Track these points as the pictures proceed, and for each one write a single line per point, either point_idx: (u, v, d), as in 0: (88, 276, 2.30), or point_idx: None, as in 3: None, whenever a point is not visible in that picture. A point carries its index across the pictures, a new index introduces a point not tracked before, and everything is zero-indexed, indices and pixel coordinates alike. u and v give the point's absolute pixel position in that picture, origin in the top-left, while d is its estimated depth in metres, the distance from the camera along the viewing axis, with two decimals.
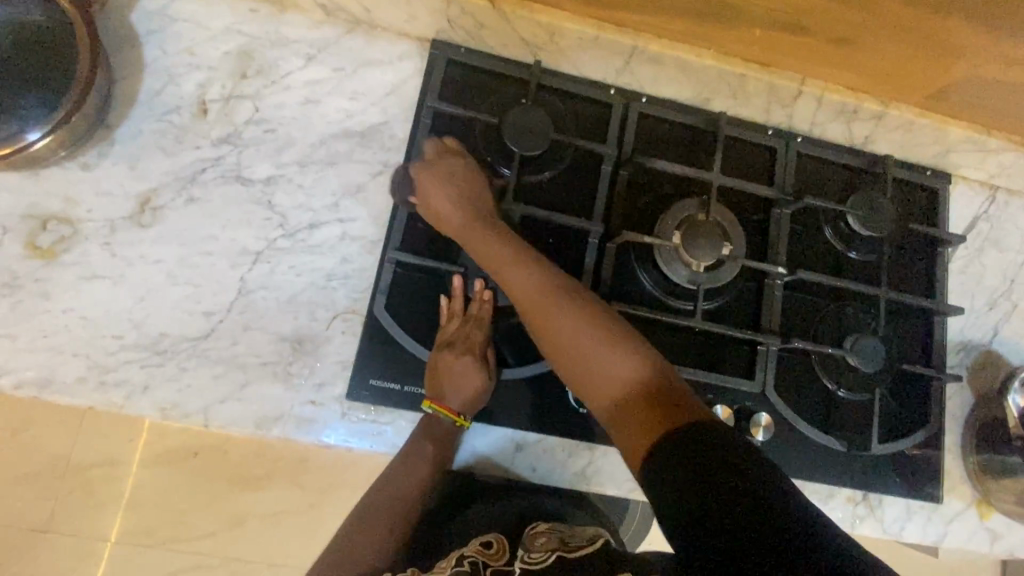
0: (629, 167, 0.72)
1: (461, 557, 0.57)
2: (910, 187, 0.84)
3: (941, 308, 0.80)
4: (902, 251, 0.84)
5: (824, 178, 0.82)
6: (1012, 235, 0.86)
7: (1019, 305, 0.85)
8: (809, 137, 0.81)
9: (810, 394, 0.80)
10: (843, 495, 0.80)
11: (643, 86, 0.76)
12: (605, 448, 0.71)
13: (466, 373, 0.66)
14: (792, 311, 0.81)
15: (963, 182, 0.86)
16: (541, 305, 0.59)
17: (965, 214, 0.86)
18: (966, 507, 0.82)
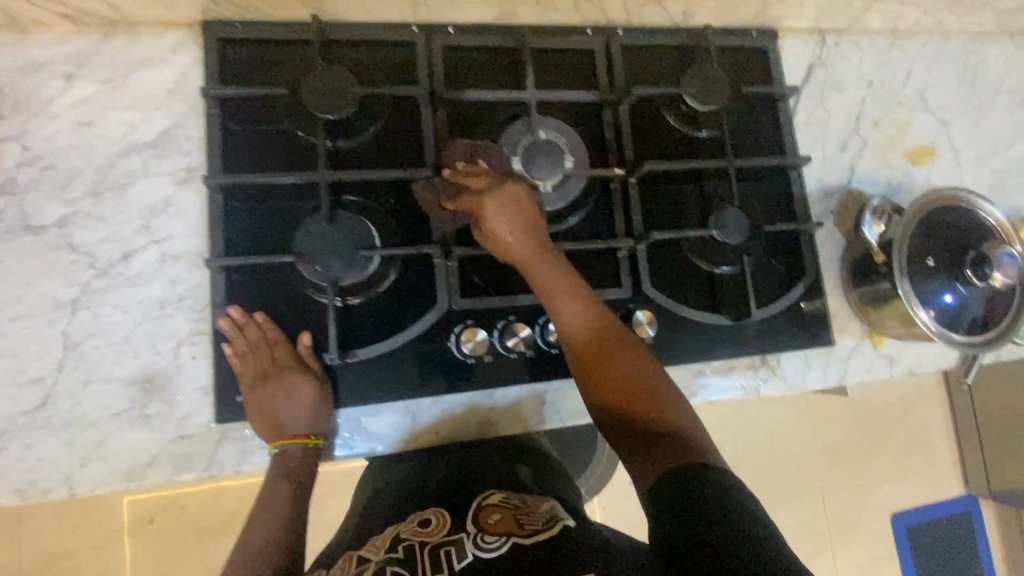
0: (443, 104, 0.68)
1: (397, 540, 0.58)
2: (736, 53, 0.84)
3: (793, 160, 0.81)
4: (744, 118, 0.85)
5: (652, 66, 0.81)
6: (847, 73, 0.86)
7: (868, 139, 0.86)
8: (628, 29, 0.79)
9: (690, 280, 0.82)
10: (743, 364, 0.83)
11: (445, 17, 0.71)
12: (502, 389, 0.70)
13: (289, 405, 0.63)
14: (654, 204, 0.81)
15: (790, 35, 0.86)
16: (555, 300, 0.64)
17: (800, 65, 0.86)
18: (858, 342, 0.86)
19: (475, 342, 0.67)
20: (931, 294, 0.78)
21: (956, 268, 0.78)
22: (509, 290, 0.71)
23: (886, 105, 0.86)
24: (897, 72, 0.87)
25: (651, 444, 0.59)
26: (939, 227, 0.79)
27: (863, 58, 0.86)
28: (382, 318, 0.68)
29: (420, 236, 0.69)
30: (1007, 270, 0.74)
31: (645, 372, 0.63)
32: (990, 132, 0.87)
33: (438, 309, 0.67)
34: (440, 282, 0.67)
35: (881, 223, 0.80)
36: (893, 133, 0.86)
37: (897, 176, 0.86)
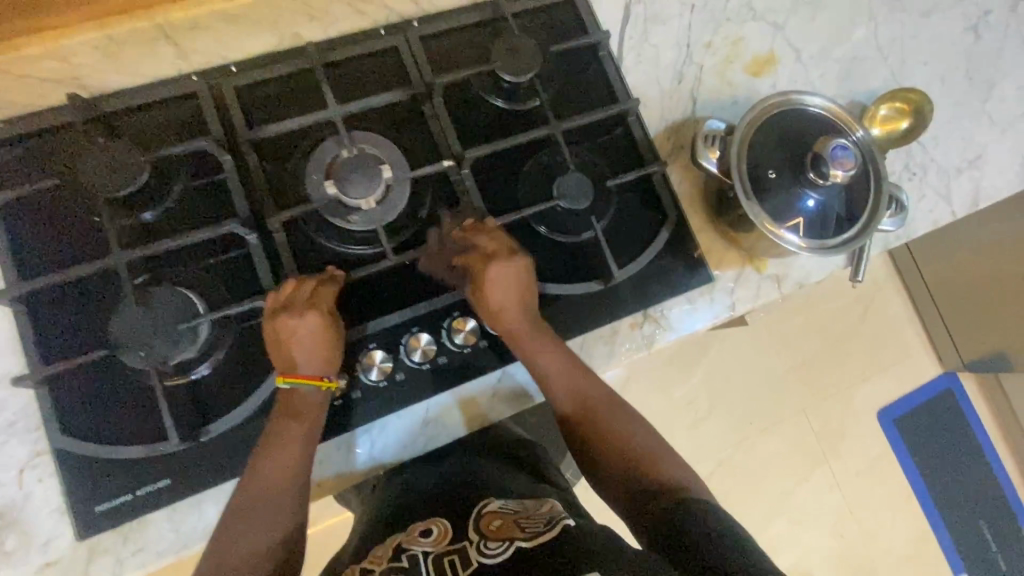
0: (244, 147, 0.66)
1: (400, 549, 0.63)
2: (545, 12, 0.80)
3: (623, 105, 0.75)
4: (572, 75, 0.79)
5: (459, 49, 0.76)
6: (666, 4, 0.86)
7: (703, 64, 0.85)
8: (424, 19, 0.75)
9: (549, 255, 0.75)
10: (626, 325, 0.76)
11: (224, 57, 0.70)
12: (379, 422, 0.69)
13: (314, 341, 0.62)
14: (490, 186, 0.74)
15: None
16: (561, 381, 0.69)
17: (616, 8, 0.84)
18: (741, 270, 0.79)
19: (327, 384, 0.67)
20: (785, 208, 0.70)
21: (798, 174, 0.70)
22: (354, 318, 0.69)
23: (713, 24, 0.86)
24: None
25: (638, 498, 0.65)
26: (777, 134, 0.71)
27: None
28: (235, 386, 0.65)
29: (253, 286, 0.66)
30: (846, 163, 0.68)
31: (637, 436, 0.70)
32: (818, 27, 0.90)
33: None
34: None
35: (716, 149, 0.71)
36: (729, 49, 0.86)
37: (742, 91, 0.85)
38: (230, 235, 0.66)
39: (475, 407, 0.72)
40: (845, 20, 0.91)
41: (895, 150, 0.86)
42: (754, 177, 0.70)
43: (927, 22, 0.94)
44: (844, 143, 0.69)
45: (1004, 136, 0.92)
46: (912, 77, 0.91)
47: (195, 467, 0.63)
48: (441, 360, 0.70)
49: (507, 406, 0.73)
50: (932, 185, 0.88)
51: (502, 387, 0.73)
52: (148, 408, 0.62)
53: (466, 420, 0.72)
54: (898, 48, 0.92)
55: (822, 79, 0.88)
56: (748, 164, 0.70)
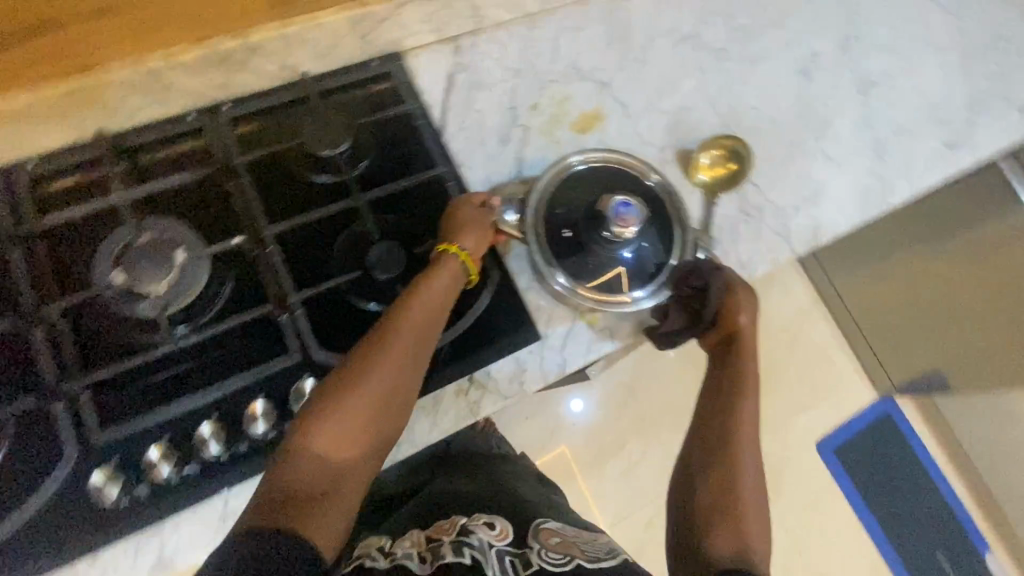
0: (31, 237, 0.67)
1: (465, 529, 0.69)
2: (362, 87, 0.82)
3: (428, 174, 0.78)
4: (388, 145, 0.80)
5: (270, 128, 0.77)
6: (491, 70, 0.89)
7: (530, 124, 0.87)
8: (235, 101, 0.77)
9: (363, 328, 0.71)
10: (451, 392, 0.73)
11: (23, 154, 0.71)
12: (169, 521, 0.63)
13: (470, 220, 0.73)
14: (299, 260, 0.73)
15: (420, 52, 0.86)
16: (746, 397, 0.74)
17: (438, 78, 0.86)
18: (572, 323, 0.78)
19: (106, 495, 0.61)
20: (586, 266, 0.75)
21: (597, 233, 0.74)
22: (147, 409, 0.65)
23: (540, 85, 0.89)
24: (542, 51, 0.91)
25: (700, 512, 0.68)
26: (569, 193, 0.78)
27: (504, 52, 0.90)
28: (5, 497, 0.61)
29: (33, 382, 0.64)
30: (629, 222, 0.72)
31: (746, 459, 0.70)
32: (646, 80, 0.92)
33: (65, 462, 0.61)
34: (59, 430, 0.62)
35: (514, 211, 0.77)
36: (555, 107, 0.88)
37: (568, 147, 0.87)
38: (9, 334, 0.65)
39: None
40: (672, 70, 0.94)
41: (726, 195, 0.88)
42: (553, 239, 0.76)
43: (756, 68, 0.97)
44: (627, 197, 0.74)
45: (841, 170, 0.94)
46: (743, 121, 0.93)
47: None
48: (241, 449, 0.64)
49: None
50: (770, 223, 0.88)
51: None
52: None
53: None
54: (727, 94, 0.94)
55: (651, 129, 0.90)
56: (545, 224, 0.77)
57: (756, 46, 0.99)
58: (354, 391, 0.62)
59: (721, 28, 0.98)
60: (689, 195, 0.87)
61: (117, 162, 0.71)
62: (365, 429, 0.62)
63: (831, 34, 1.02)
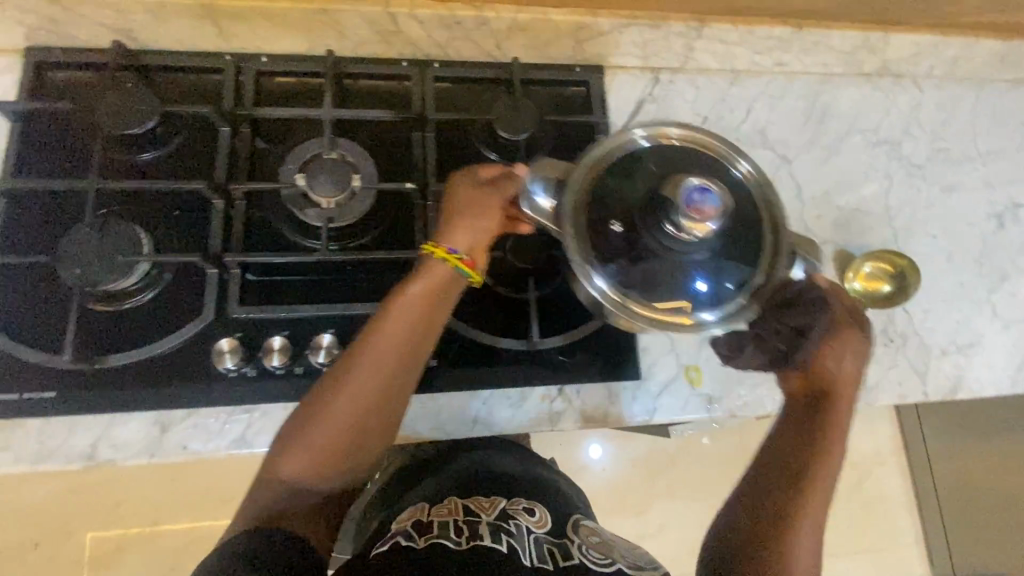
0: (242, 121, 0.74)
1: (507, 513, 0.65)
2: (558, 86, 0.85)
3: None
4: (561, 148, 0.83)
5: (466, 97, 0.82)
6: (679, 109, 0.89)
7: None
8: (446, 62, 0.81)
9: (479, 301, 0.76)
10: (537, 395, 0.74)
11: (257, 47, 0.78)
12: (260, 410, 0.67)
13: (472, 203, 0.66)
14: None
15: (620, 71, 0.87)
16: (818, 461, 0.66)
17: (628, 101, 0.87)
18: (675, 377, 0.77)
19: (222, 364, 0.66)
20: (647, 278, 0.60)
21: (658, 232, 0.58)
22: (281, 301, 0.71)
23: None
24: (735, 109, 0.91)
25: (745, 556, 0.63)
26: (632, 170, 0.62)
27: (698, 97, 0.90)
28: (144, 331, 0.68)
29: (202, 244, 0.71)
30: (709, 213, 0.55)
31: (808, 531, 0.64)
32: (826, 171, 0.90)
33: (201, 319, 0.67)
34: (208, 292, 0.68)
35: (548, 195, 0.62)
36: None
37: None
38: (198, 195, 0.72)
39: None
40: (858, 171, 0.91)
41: (878, 310, 0.83)
42: (614, 234, 0.60)
43: (946, 197, 0.92)
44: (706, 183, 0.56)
45: (1005, 332, 0.87)
46: (912, 243, 0.89)
47: (83, 387, 0.65)
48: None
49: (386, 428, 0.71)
50: (908, 356, 0.83)
51: None
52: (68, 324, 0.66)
53: None
54: (906, 213, 0.90)
55: (816, 219, 0.87)
56: (589, 214, 0.61)
57: (954, 175, 0.94)
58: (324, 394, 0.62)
59: (923, 144, 0.94)
60: None
61: (331, 78, 0.76)
62: (326, 452, 0.61)
63: None
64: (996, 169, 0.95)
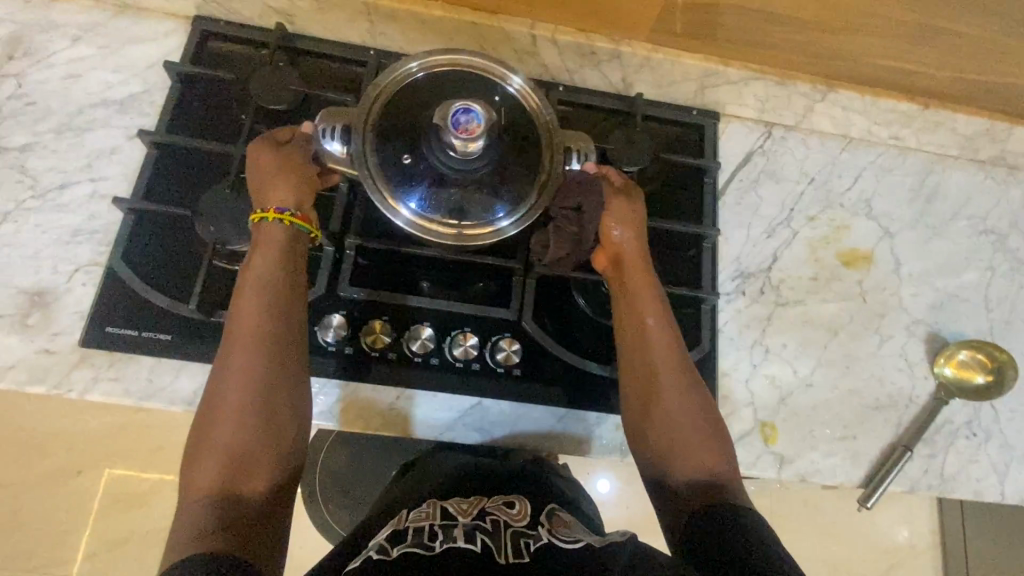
0: None
1: (486, 512, 0.63)
2: (673, 126, 0.88)
3: (696, 228, 0.81)
4: (667, 187, 0.85)
5: (586, 123, 0.85)
6: (787, 166, 0.90)
7: (798, 231, 0.87)
8: (571, 87, 0.85)
9: (569, 322, 0.78)
10: (612, 423, 0.75)
11: (401, 47, 0.82)
12: (353, 385, 0.72)
13: (268, 173, 0.67)
14: None
15: (734, 121, 0.90)
16: (636, 359, 0.68)
17: (739, 151, 0.89)
18: (749, 431, 0.77)
19: (330, 336, 0.71)
20: (443, 199, 0.66)
21: (433, 151, 0.65)
22: (387, 288, 0.74)
23: (825, 203, 0.89)
24: (843, 175, 0.91)
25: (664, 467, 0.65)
26: (436, 90, 0.69)
27: (807, 157, 0.91)
28: None
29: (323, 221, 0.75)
30: (475, 129, 0.63)
31: (692, 429, 0.66)
32: (928, 251, 0.89)
33: (313, 292, 0.71)
34: (322, 268, 0.72)
35: (339, 140, 0.66)
36: (830, 230, 0.88)
37: (824, 271, 0.86)
38: None
39: (439, 417, 0.73)
40: (960, 256, 0.90)
41: (962, 401, 0.82)
42: (393, 169, 0.66)
43: None
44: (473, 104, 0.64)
45: None
46: (1008, 339, 0.87)
47: (197, 336, 0.69)
48: (433, 361, 0.73)
49: (462, 428, 0.73)
50: (990, 454, 0.81)
51: (474, 415, 0.73)
52: (194, 275, 0.71)
53: (424, 423, 0.73)
54: (1006, 307, 0.88)
55: (911, 297, 0.86)
56: (383, 137, 0.66)
57: None
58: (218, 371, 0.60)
59: None
60: (921, 379, 0.82)
61: None
62: (215, 457, 0.56)
63: None
64: None
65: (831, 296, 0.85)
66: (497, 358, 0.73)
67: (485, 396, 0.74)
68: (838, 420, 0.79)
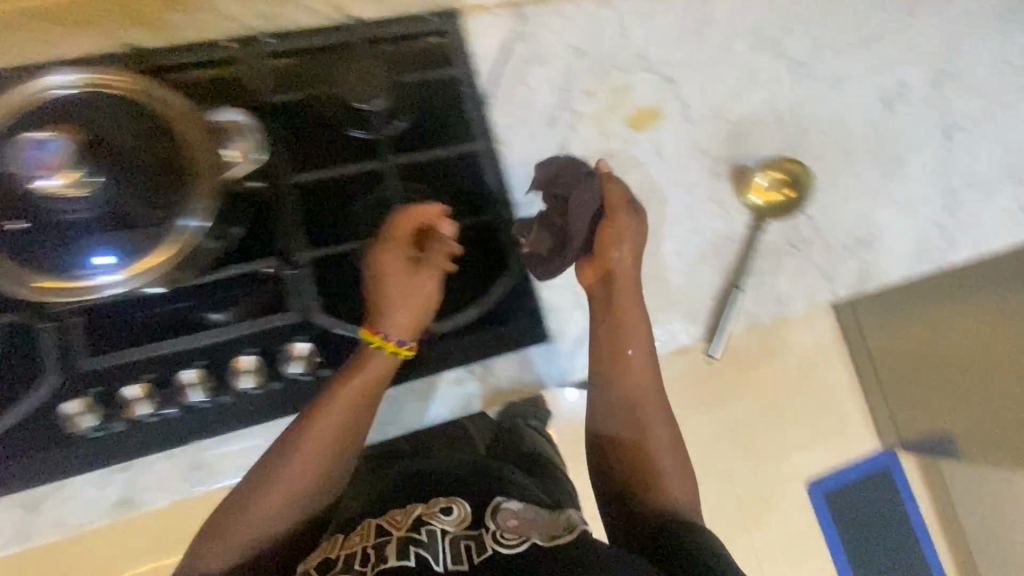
0: None
1: (418, 520, 0.55)
2: (409, 39, 0.76)
3: (464, 150, 0.75)
4: (425, 110, 0.75)
5: (305, 68, 0.72)
6: (550, 45, 0.83)
7: (580, 111, 0.82)
8: (273, 35, 0.72)
9: (366, 296, 0.69)
10: (448, 378, 0.75)
11: (51, 57, 0.67)
12: (148, 458, 0.66)
13: None
14: (316, 216, 0.70)
15: (477, 12, 0.80)
16: (636, 369, 0.69)
17: (493, 45, 0.80)
18: (585, 331, 0.77)
19: (88, 423, 0.62)
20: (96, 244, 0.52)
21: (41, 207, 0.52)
22: (135, 343, 0.63)
23: (600, 71, 0.84)
24: (610, 34, 0.85)
25: (625, 471, 0.65)
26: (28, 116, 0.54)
27: (569, 28, 0.83)
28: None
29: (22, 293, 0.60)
30: (52, 163, 0.50)
31: (675, 464, 0.65)
32: (712, 85, 0.86)
33: (46, 382, 0.59)
34: (43, 350, 0.60)
35: None
36: (612, 98, 0.83)
37: (616, 144, 0.82)
38: None
39: (256, 451, 0.68)
40: (744, 79, 0.88)
41: (776, 223, 0.84)
42: None
43: (836, 91, 0.90)
44: (48, 135, 0.51)
45: (905, 216, 0.88)
46: (806, 146, 0.87)
47: None
48: (226, 399, 0.66)
49: None
50: (813, 262, 0.84)
51: None
52: None
53: (243, 460, 0.68)
54: (797, 114, 0.88)
55: (707, 139, 0.85)
56: None
57: (840, 66, 0.91)
58: (272, 460, 0.59)
59: (806, 39, 0.90)
60: (735, 218, 0.83)
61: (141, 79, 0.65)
62: (242, 534, 0.56)
63: (927, 67, 0.93)
64: (879, 52, 0.92)
65: (629, 168, 0.82)
66: (295, 371, 0.66)
67: (299, 409, 0.68)
68: (667, 287, 0.80)
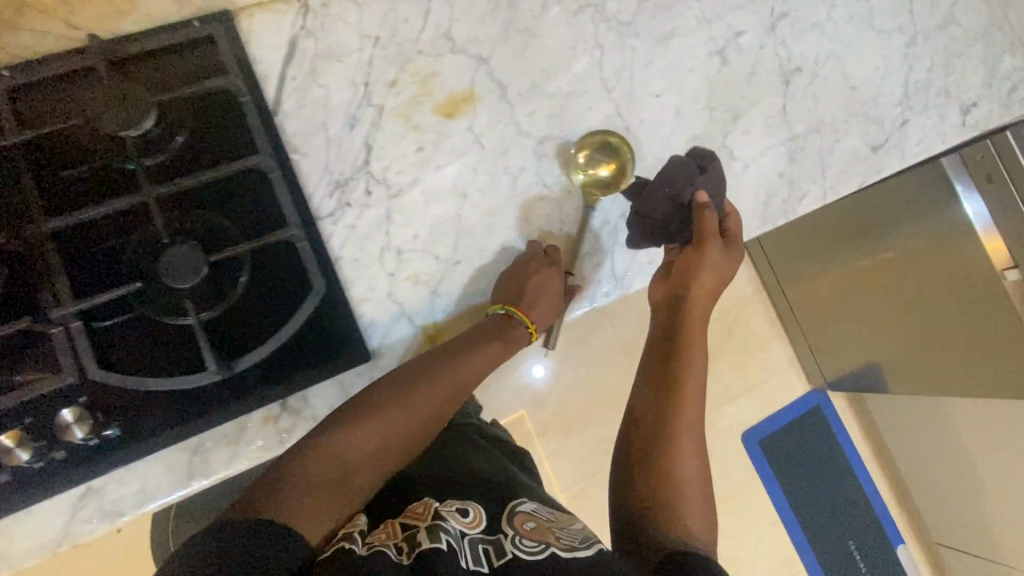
0: None
1: (439, 516, 0.62)
2: (178, 50, 0.70)
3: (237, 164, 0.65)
4: (204, 126, 0.69)
5: (59, 97, 0.66)
6: (342, 36, 0.76)
7: (384, 105, 0.76)
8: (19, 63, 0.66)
9: (159, 340, 0.65)
10: (257, 419, 0.68)
11: None
12: None
13: None
14: (88, 262, 0.65)
15: (252, 10, 0.73)
16: (691, 320, 0.77)
17: (276, 44, 0.74)
18: (413, 339, 0.74)
19: None
20: None
21: None
22: None
23: (402, 58, 0.77)
24: (409, 16, 0.78)
25: (642, 489, 0.68)
26: None
27: (362, 16, 0.77)
28: None
29: None
30: None
31: (697, 501, 0.68)
32: (530, 58, 0.81)
33: None
34: None
35: None
36: (418, 86, 0.77)
37: (428, 136, 0.77)
38: None
39: (46, 529, 0.62)
40: (563, 48, 0.82)
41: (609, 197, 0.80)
42: None
43: (666, 48, 0.85)
44: None
45: (746, 171, 0.86)
46: (637, 112, 0.83)
47: None
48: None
49: (80, 525, 0.63)
50: None
51: (89, 503, 0.63)
52: None
53: (32, 541, 0.62)
54: (625, 78, 0.83)
55: (529, 117, 0.80)
56: None
57: (669, 20, 0.85)
58: (387, 409, 0.66)
59: None
60: (564, 199, 0.80)
61: None
62: (315, 475, 0.60)
63: (764, 10, 0.88)
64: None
65: (447, 158, 0.77)
66: (74, 438, 0.61)
67: (90, 477, 0.63)
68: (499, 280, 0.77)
